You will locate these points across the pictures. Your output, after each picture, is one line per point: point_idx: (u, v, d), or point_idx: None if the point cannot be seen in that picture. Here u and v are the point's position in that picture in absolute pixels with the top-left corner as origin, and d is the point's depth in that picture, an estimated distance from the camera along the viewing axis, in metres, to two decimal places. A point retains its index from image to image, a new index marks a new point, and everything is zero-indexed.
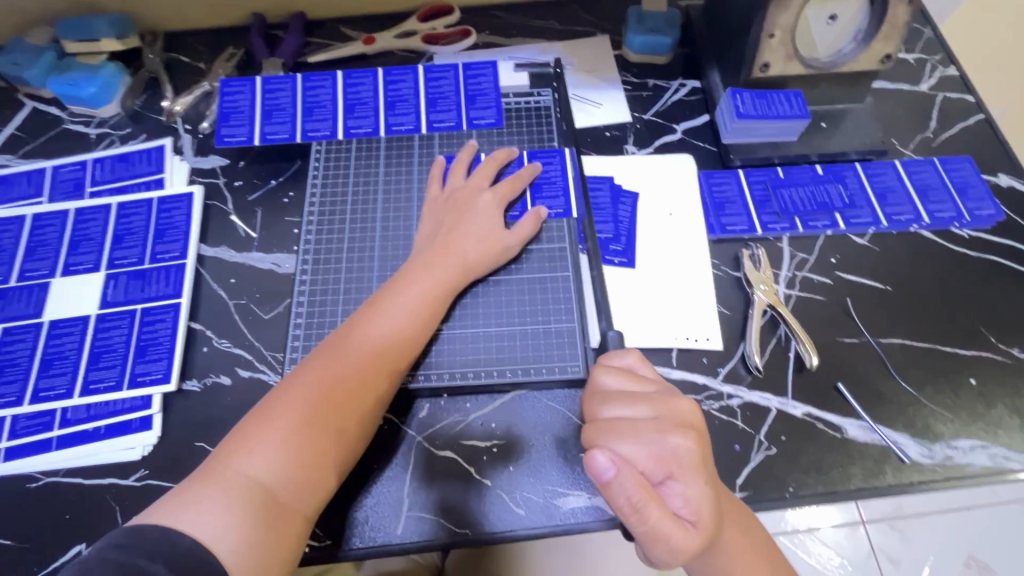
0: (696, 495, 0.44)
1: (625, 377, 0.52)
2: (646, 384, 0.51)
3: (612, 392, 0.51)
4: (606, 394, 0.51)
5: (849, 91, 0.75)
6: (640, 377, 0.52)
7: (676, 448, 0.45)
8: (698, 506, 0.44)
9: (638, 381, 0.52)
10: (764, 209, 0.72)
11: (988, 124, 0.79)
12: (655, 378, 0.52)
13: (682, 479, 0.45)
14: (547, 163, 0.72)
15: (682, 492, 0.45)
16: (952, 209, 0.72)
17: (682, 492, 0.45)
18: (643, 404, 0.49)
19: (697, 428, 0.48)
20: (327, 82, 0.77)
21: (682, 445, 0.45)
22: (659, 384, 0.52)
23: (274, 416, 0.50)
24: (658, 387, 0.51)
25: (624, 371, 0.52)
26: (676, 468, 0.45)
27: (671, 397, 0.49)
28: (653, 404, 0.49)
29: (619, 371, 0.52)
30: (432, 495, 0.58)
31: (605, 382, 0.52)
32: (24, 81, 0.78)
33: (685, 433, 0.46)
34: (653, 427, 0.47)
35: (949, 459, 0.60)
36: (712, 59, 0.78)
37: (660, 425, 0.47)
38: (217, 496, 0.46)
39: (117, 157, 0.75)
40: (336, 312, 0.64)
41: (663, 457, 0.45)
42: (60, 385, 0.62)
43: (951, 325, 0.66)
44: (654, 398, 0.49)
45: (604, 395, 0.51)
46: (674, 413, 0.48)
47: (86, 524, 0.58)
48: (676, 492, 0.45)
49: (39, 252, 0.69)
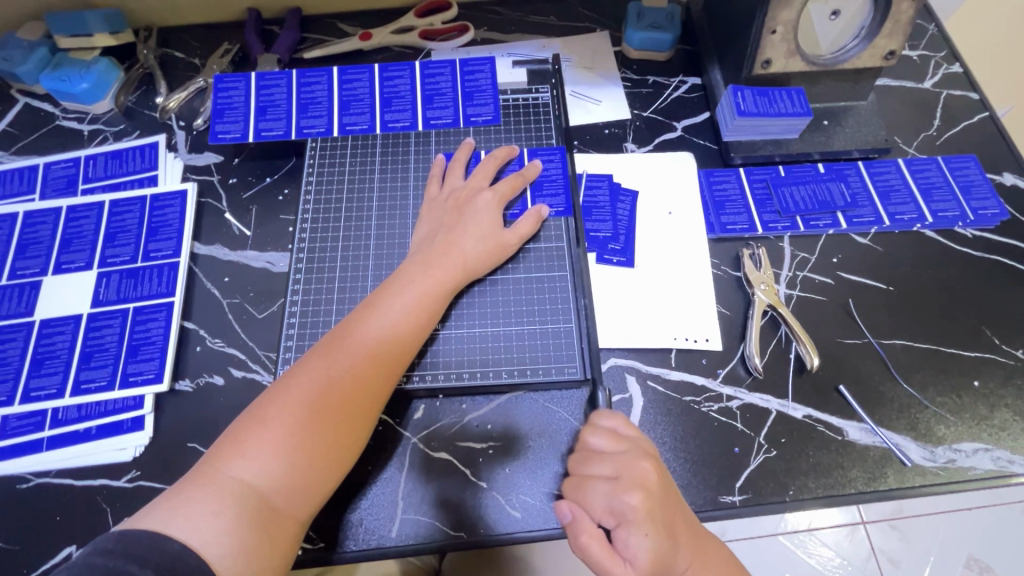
0: (637, 545, 0.46)
1: (610, 438, 0.52)
2: (624, 443, 0.52)
3: (589, 449, 0.53)
4: (585, 450, 0.53)
5: (852, 88, 0.74)
6: (621, 435, 0.53)
7: (625, 504, 0.48)
8: (639, 555, 0.46)
9: (619, 438, 0.52)
10: (765, 207, 0.71)
11: (993, 122, 0.78)
12: (635, 437, 0.52)
13: (627, 529, 0.47)
14: (548, 160, 0.71)
15: (625, 542, 0.47)
16: (956, 207, 0.71)
17: (626, 541, 0.47)
18: (608, 462, 0.51)
19: (656, 488, 0.49)
20: (323, 78, 0.76)
21: (632, 502, 0.47)
22: (639, 442, 0.52)
23: (269, 419, 0.49)
24: (635, 445, 0.52)
25: (609, 431, 0.53)
26: (623, 520, 0.47)
27: (636, 457, 0.50)
28: (617, 462, 0.50)
29: (604, 430, 0.53)
30: (427, 497, 0.58)
31: (589, 440, 0.53)
32: (17, 77, 0.77)
33: (636, 492, 0.48)
34: (609, 485, 0.49)
35: (952, 463, 0.59)
36: (713, 56, 0.77)
37: (617, 484, 0.49)
38: (209, 501, 0.45)
39: (111, 154, 0.74)
40: (331, 312, 0.64)
41: (614, 510, 0.48)
42: (51, 385, 0.62)
43: (955, 327, 0.65)
44: (621, 458, 0.50)
45: (582, 449, 0.53)
46: (634, 471, 0.49)
47: (77, 526, 0.57)
48: (621, 540, 0.47)
49: (30, 250, 0.69)
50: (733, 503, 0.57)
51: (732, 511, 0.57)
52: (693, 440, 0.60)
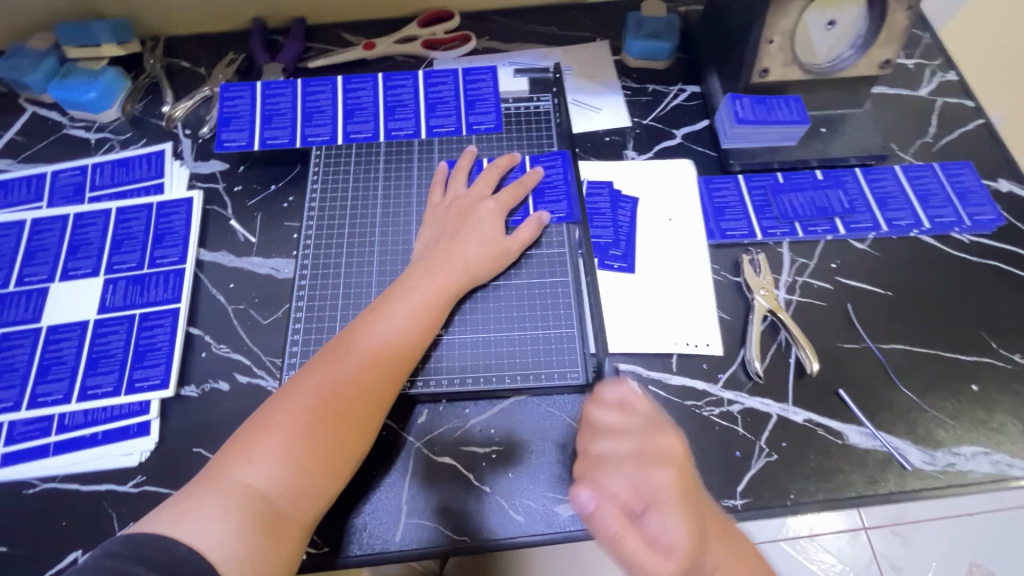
0: (675, 527, 0.43)
1: (618, 411, 0.50)
2: (637, 416, 0.49)
3: (600, 426, 0.50)
4: (594, 428, 0.50)
5: (849, 96, 0.75)
6: (632, 410, 0.50)
7: (655, 482, 0.45)
8: (677, 538, 0.43)
9: (630, 413, 0.50)
10: (764, 213, 0.72)
11: (988, 129, 0.79)
12: (647, 410, 0.50)
13: (661, 511, 0.44)
14: (550, 166, 0.72)
15: (660, 524, 0.43)
16: (952, 213, 0.72)
17: (662, 524, 0.43)
18: (628, 438, 0.48)
19: (682, 460, 0.47)
20: (328, 87, 0.77)
21: (663, 481, 0.45)
22: (652, 414, 0.50)
23: (274, 424, 0.50)
24: (649, 419, 0.49)
25: (617, 405, 0.50)
26: (654, 502, 0.44)
27: (657, 428, 0.48)
28: (637, 437, 0.48)
29: (612, 406, 0.50)
30: (431, 501, 0.58)
31: (596, 416, 0.50)
32: (25, 86, 0.78)
33: (665, 468, 0.45)
34: (635, 462, 0.46)
35: (951, 466, 0.60)
36: (711, 65, 0.78)
37: (642, 460, 0.46)
38: (215, 505, 0.46)
39: (118, 162, 0.75)
40: (336, 317, 0.64)
41: (642, 491, 0.45)
42: (57, 391, 0.62)
43: (953, 331, 0.66)
44: (640, 431, 0.48)
45: (594, 428, 0.50)
46: (657, 447, 0.47)
47: (83, 531, 0.57)
48: (655, 524, 0.44)
49: (37, 257, 0.69)
50: (735, 507, 0.57)
51: (734, 515, 0.57)
52: (694, 444, 0.60)
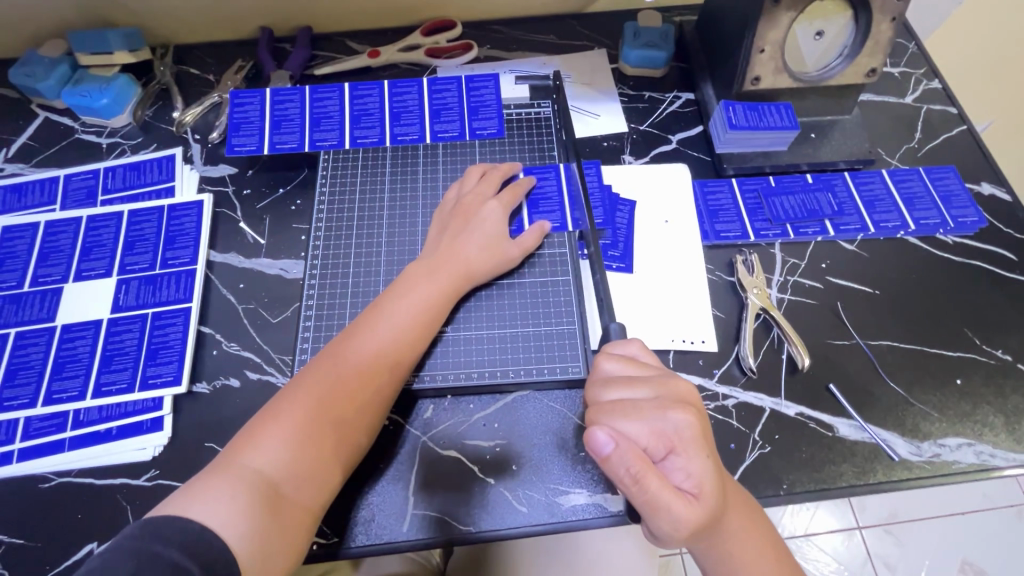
0: (698, 469, 0.45)
1: (627, 363, 0.52)
2: (647, 368, 0.51)
3: (610, 376, 0.51)
4: (604, 378, 0.51)
5: (838, 103, 0.78)
6: (639, 362, 0.52)
7: (677, 424, 0.46)
8: (701, 480, 0.45)
9: (639, 365, 0.51)
10: (757, 216, 0.75)
11: (971, 135, 0.82)
12: (656, 364, 0.52)
13: (684, 454, 0.45)
14: (544, 178, 0.74)
15: (684, 466, 0.45)
16: (937, 216, 0.75)
17: (684, 467, 0.45)
18: (644, 385, 0.49)
19: (696, 407, 0.49)
20: (335, 94, 0.79)
21: (686, 422, 0.46)
22: (661, 368, 0.52)
23: (280, 415, 0.52)
24: (658, 370, 0.51)
25: (624, 357, 0.52)
26: (678, 443, 0.45)
27: (670, 378, 0.50)
28: (653, 384, 0.49)
29: (620, 357, 0.52)
30: (436, 492, 0.60)
31: (606, 367, 0.51)
32: (38, 92, 0.80)
33: (686, 410, 0.46)
34: (654, 405, 0.47)
35: (937, 457, 0.62)
36: (706, 73, 0.81)
37: (662, 403, 0.47)
38: (226, 487, 0.47)
39: (129, 167, 0.77)
40: (344, 315, 0.66)
41: (664, 434, 0.45)
42: (73, 388, 0.64)
43: (939, 328, 0.69)
44: (655, 380, 0.49)
45: (603, 379, 0.51)
46: (673, 392, 0.49)
47: (98, 523, 0.59)
48: (679, 466, 0.45)
49: (51, 258, 0.71)
50: None
51: None
52: None
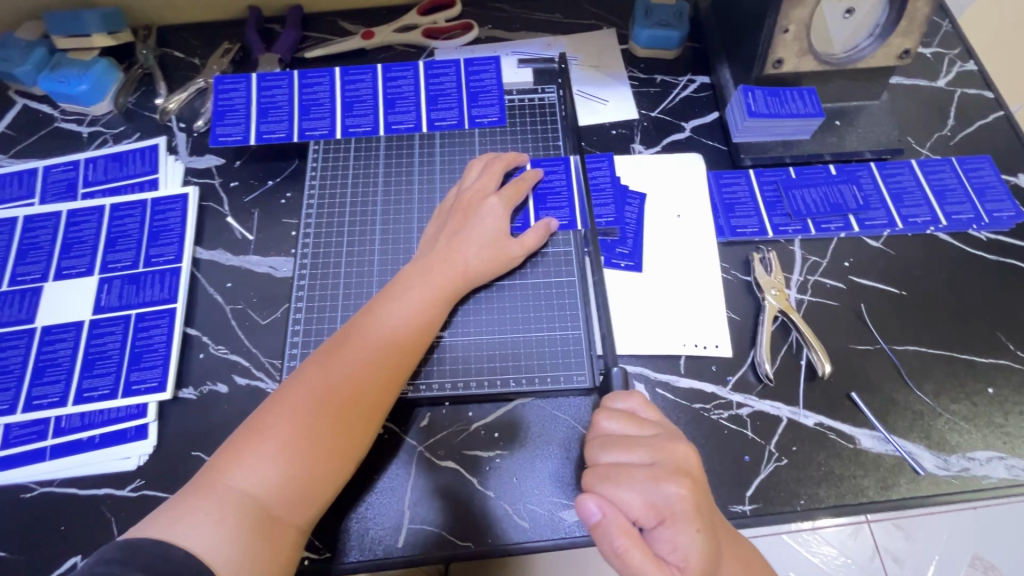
0: (686, 543, 0.42)
1: (627, 421, 0.49)
2: (648, 427, 0.49)
3: (608, 435, 0.49)
4: (603, 437, 0.49)
5: (865, 88, 0.73)
6: (640, 419, 0.49)
7: (669, 496, 0.43)
8: (688, 553, 0.42)
9: (640, 423, 0.49)
10: (776, 210, 0.70)
11: (1008, 121, 0.77)
12: (657, 421, 0.49)
13: (673, 526, 0.43)
14: (551, 171, 0.69)
15: (672, 540, 0.43)
16: (970, 210, 0.70)
17: (672, 539, 0.43)
18: (640, 448, 0.47)
19: (695, 475, 0.46)
20: (326, 79, 0.74)
21: (678, 494, 0.43)
22: (663, 425, 0.49)
23: (267, 430, 0.48)
24: (660, 429, 0.49)
25: (625, 414, 0.50)
26: (669, 516, 0.43)
27: (669, 441, 0.47)
28: (651, 448, 0.46)
29: (620, 413, 0.50)
30: (434, 505, 0.57)
31: (604, 425, 0.49)
32: (15, 79, 0.76)
33: (680, 480, 0.44)
34: (648, 474, 0.45)
35: (966, 471, 0.58)
36: (723, 55, 0.76)
37: (656, 473, 0.45)
38: (211, 510, 0.44)
39: (111, 157, 0.73)
40: (335, 318, 0.63)
41: (656, 506, 0.44)
42: (53, 393, 0.61)
43: (969, 332, 0.64)
44: (654, 443, 0.47)
45: (602, 438, 0.49)
46: (670, 458, 0.46)
47: (81, 536, 0.56)
48: (666, 538, 0.43)
49: (31, 255, 0.68)
50: (744, 513, 0.56)
51: (742, 521, 0.56)
52: (702, 449, 0.59)
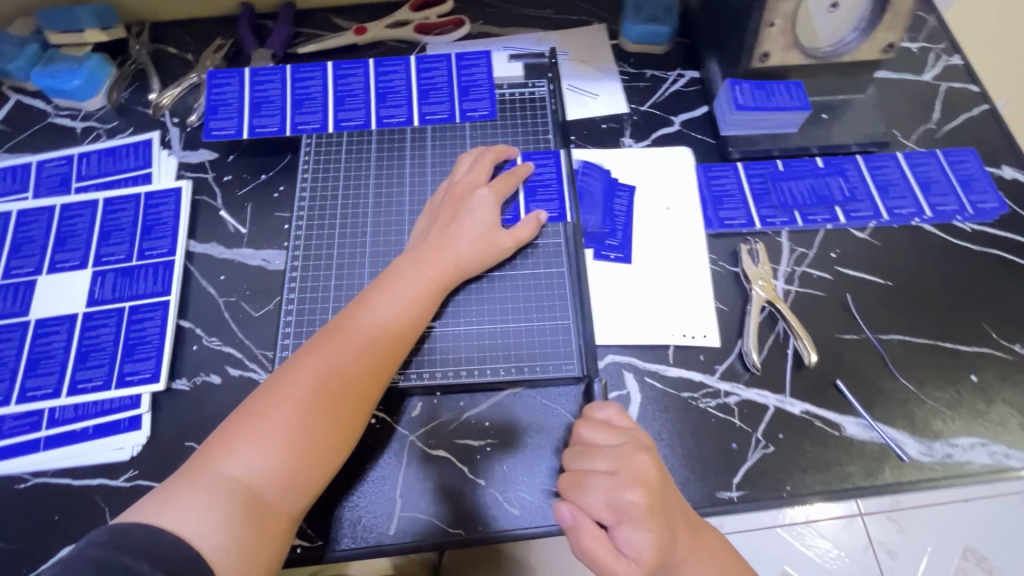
0: (640, 542, 0.46)
1: (605, 430, 0.52)
2: (619, 436, 0.52)
3: (585, 444, 0.52)
4: (580, 444, 0.52)
5: (851, 82, 0.74)
6: (615, 428, 0.53)
7: (627, 500, 0.47)
8: (641, 550, 0.46)
9: (614, 430, 0.52)
10: (764, 202, 0.71)
11: (993, 114, 0.78)
12: (630, 430, 0.52)
13: (630, 526, 0.46)
14: (541, 164, 0.70)
15: (627, 538, 0.46)
16: (955, 202, 0.71)
17: (629, 539, 0.46)
18: (606, 457, 0.50)
19: (659, 481, 0.49)
20: (318, 74, 0.75)
21: (634, 499, 0.47)
22: (634, 434, 0.52)
23: (259, 417, 0.49)
24: (631, 438, 0.51)
25: (603, 423, 0.53)
26: (625, 517, 0.47)
27: (636, 450, 0.50)
28: (615, 457, 0.49)
29: (597, 423, 0.53)
30: (426, 492, 0.58)
31: (583, 434, 0.53)
32: (8, 74, 0.77)
33: (638, 488, 0.47)
34: (610, 481, 0.48)
35: (949, 457, 0.59)
36: (711, 49, 0.76)
37: (618, 480, 0.48)
38: (200, 496, 0.45)
39: (105, 152, 0.73)
40: (327, 309, 0.63)
41: (615, 508, 0.47)
42: (47, 385, 0.61)
43: (954, 321, 0.65)
44: (618, 452, 0.50)
45: (580, 446, 0.53)
46: (634, 467, 0.49)
47: (76, 526, 0.57)
48: (623, 537, 0.46)
49: (24, 249, 0.68)
50: (731, 499, 0.57)
51: (729, 507, 0.57)
52: (690, 437, 0.60)
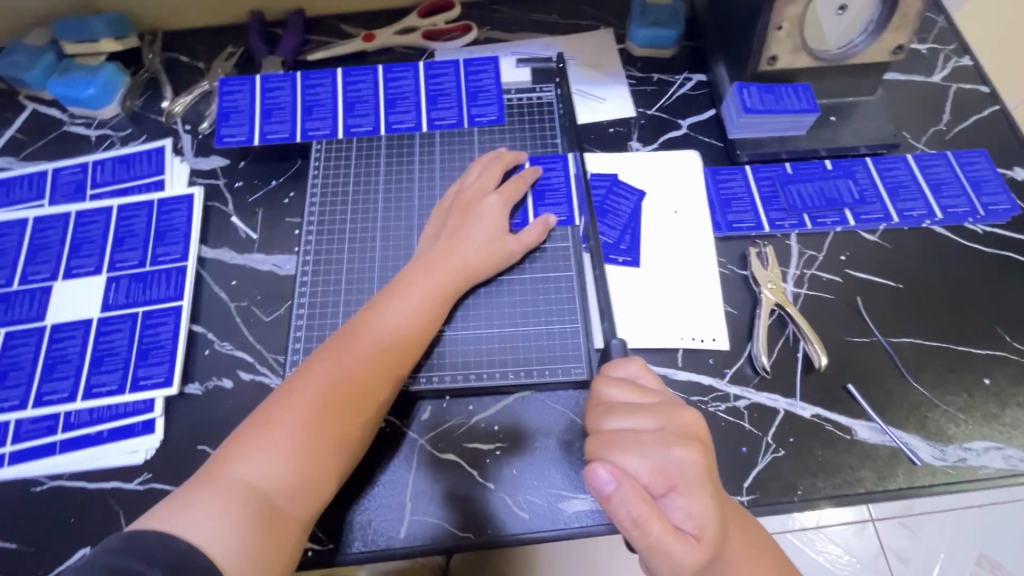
0: (699, 509, 0.44)
1: (632, 389, 0.51)
2: (652, 395, 0.50)
3: (614, 403, 0.50)
4: (609, 404, 0.50)
5: (859, 83, 0.74)
6: (642, 387, 0.51)
7: (680, 460, 0.45)
8: (702, 520, 0.44)
9: (641, 390, 0.51)
10: (772, 205, 0.71)
11: (1004, 115, 0.77)
12: (659, 389, 0.51)
13: (686, 493, 0.45)
14: (550, 169, 0.71)
15: (684, 506, 0.45)
16: (966, 203, 0.70)
17: (684, 506, 0.45)
18: (647, 415, 0.48)
19: (702, 441, 0.48)
20: (327, 80, 0.76)
21: (689, 460, 0.45)
22: (664, 394, 0.51)
23: (271, 423, 0.50)
24: (662, 398, 0.50)
25: (627, 382, 0.51)
26: (680, 481, 0.45)
27: (675, 408, 0.49)
28: (657, 415, 0.48)
29: (620, 381, 0.51)
30: (435, 497, 0.58)
31: (608, 394, 0.51)
32: (25, 83, 0.78)
33: (690, 446, 0.46)
34: (658, 439, 0.46)
35: (962, 461, 0.59)
36: (718, 52, 0.77)
37: (665, 438, 0.46)
38: (214, 501, 0.46)
39: (118, 159, 0.75)
40: (337, 313, 0.64)
41: (667, 471, 0.45)
42: (62, 389, 0.62)
43: (967, 324, 0.65)
44: (658, 409, 0.48)
45: (607, 407, 0.50)
46: (677, 424, 0.48)
47: (90, 529, 0.57)
48: (679, 505, 0.45)
49: (40, 256, 0.69)
50: (741, 503, 0.57)
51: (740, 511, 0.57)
52: None
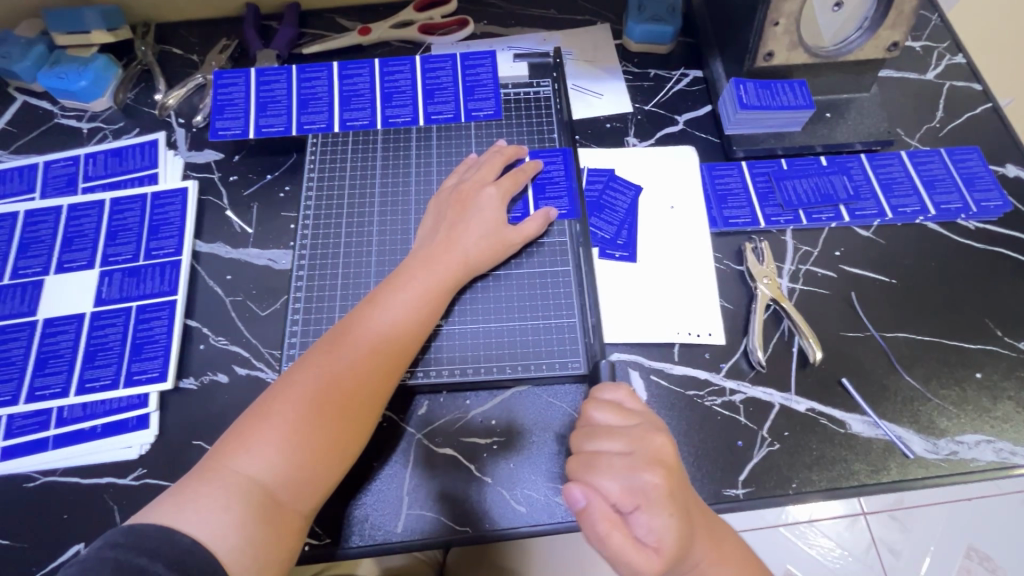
0: (661, 526, 0.44)
1: (615, 412, 0.51)
2: (633, 418, 0.51)
3: (597, 426, 0.51)
4: (591, 427, 0.51)
5: (855, 80, 0.74)
6: (628, 410, 0.52)
7: (647, 483, 0.45)
8: (662, 536, 0.44)
9: (625, 414, 0.51)
10: (768, 201, 0.71)
11: (996, 113, 0.78)
12: (642, 411, 0.52)
13: (648, 511, 0.44)
14: (550, 162, 0.71)
15: (646, 523, 0.44)
16: (959, 199, 0.71)
17: (648, 523, 0.44)
18: (620, 438, 0.49)
19: (672, 464, 0.47)
20: (324, 74, 0.76)
21: (653, 481, 0.45)
22: (646, 416, 0.51)
23: (271, 416, 0.49)
24: (644, 420, 0.51)
25: (613, 405, 0.52)
26: (644, 501, 0.45)
27: (651, 431, 0.49)
28: (630, 438, 0.48)
29: (608, 404, 0.52)
30: (433, 491, 0.58)
31: (593, 416, 0.52)
32: (15, 75, 0.77)
33: (655, 470, 0.46)
34: (626, 462, 0.47)
35: (954, 454, 0.59)
36: (715, 49, 0.77)
37: (634, 462, 0.46)
38: (216, 495, 0.45)
39: (112, 152, 0.74)
40: (334, 308, 0.63)
41: (633, 490, 0.45)
42: (55, 384, 0.62)
43: (959, 318, 0.65)
44: (633, 433, 0.49)
45: (590, 429, 0.51)
46: (648, 448, 0.48)
47: (84, 524, 0.57)
48: (642, 522, 0.44)
49: (32, 249, 0.68)
50: (736, 496, 0.57)
51: (735, 504, 0.57)
52: (696, 434, 0.60)
